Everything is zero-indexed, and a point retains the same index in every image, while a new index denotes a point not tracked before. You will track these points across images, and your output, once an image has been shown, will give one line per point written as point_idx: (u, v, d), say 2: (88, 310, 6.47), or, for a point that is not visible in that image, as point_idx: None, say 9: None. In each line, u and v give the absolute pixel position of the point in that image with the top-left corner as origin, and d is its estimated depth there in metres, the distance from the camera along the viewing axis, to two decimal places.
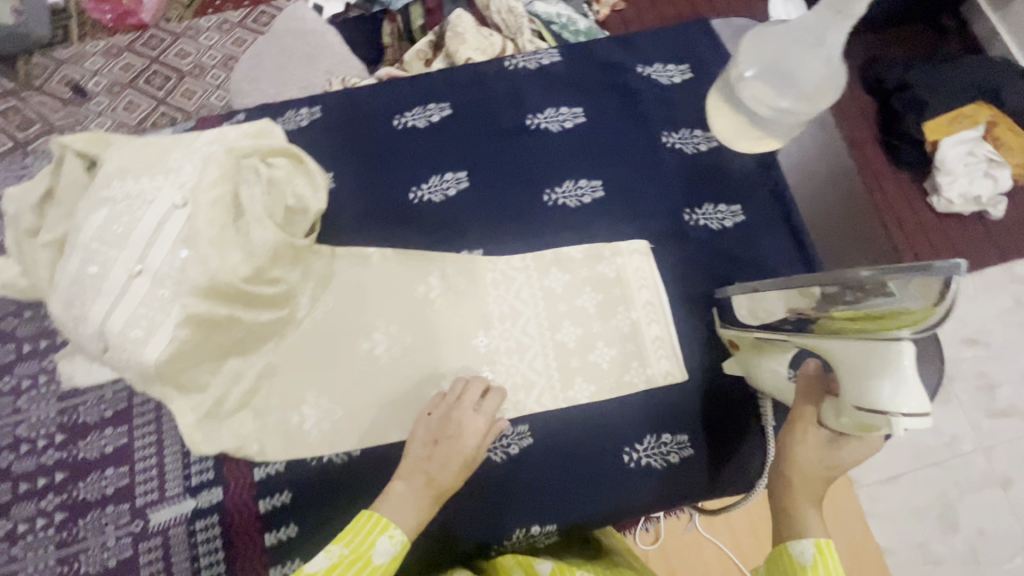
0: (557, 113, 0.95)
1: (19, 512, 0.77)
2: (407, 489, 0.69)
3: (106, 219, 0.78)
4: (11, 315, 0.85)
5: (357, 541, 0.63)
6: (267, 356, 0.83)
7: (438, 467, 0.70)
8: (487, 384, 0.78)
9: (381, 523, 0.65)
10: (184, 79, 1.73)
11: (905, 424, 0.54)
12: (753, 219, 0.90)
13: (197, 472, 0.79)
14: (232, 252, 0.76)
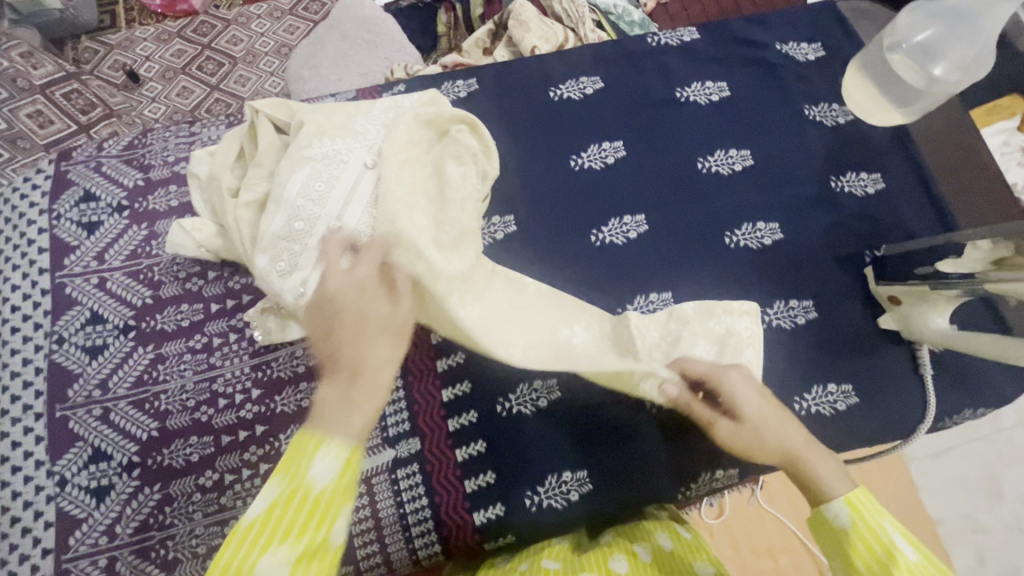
0: (703, 87, 1.01)
1: (223, 463, 0.80)
2: (338, 389, 0.62)
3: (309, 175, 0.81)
4: (195, 276, 0.87)
5: (294, 464, 0.58)
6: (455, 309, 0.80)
7: (362, 354, 0.64)
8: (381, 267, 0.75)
9: (313, 441, 0.58)
10: (237, 65, 1.74)
11: None
12: (893, 186, 0.96)
13: (393, 424, 0.83)
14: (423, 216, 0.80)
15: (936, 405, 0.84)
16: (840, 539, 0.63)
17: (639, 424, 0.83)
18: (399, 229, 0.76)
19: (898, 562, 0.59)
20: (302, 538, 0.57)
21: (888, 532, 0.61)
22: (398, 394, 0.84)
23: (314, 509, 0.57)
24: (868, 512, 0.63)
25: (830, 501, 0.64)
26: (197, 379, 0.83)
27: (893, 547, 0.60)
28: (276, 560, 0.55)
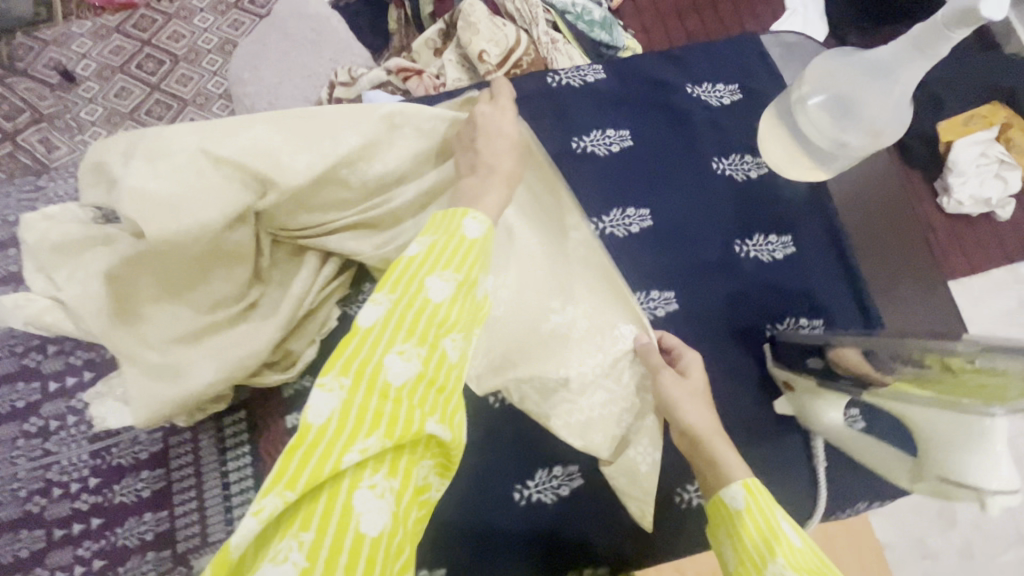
0: (604, 135, 0.91)
1: (55, 560, 0.75)
2: (478, 179, 0.68)
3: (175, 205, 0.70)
4: (34, 351, 0.81)
5: (443, 226, 0.52)
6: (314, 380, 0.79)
7: (490, 155, 0.70)
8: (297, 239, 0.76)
9: (459, 211, 0.54)
10: (178, 64, 1.40)
11: (1001, 503, 0.52)
12: (803, 251, 0.88)
13: (239, 516, 0.77)
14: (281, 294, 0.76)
15: (825, 500, 0.78)
16: (733, 528, 0.56)
17: (506, 516, 0.79)
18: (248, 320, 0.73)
19: (781, 546, 0.51)
20: (456, 277, 0.49)
21: (776, 519, 0.54)
22: (246, 484, 0.78)
23: (416, 315, 0.46)
24: (761, 497, 0.57)
25: (730, 484, 0.59)
26: (30, 467, 0.77)
27: (778, 533, 0.52)
28: (400, 356, 0.44)
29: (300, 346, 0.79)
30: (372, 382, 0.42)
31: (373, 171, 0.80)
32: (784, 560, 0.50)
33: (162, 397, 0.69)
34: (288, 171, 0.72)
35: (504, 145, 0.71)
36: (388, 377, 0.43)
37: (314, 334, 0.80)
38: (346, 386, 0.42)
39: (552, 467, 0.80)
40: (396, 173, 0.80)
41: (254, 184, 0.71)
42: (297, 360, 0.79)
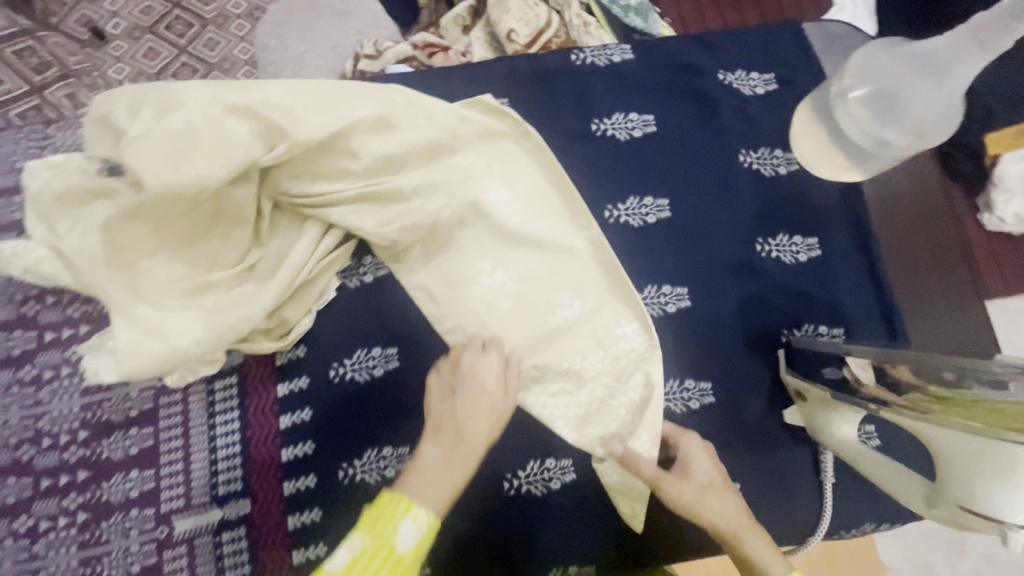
0: (626, 119, 0.87)
1: (40, 509, 0.75)
2: (440, 452, 0.64)
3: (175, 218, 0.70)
4: (32, 300, 0.80)
5: (379, 528, 0.56)
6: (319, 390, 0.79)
7: (464, 419, 0.66)
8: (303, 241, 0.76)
9: (402, 503, 0.58)
10: (206, 27, 1.36)
11: (1021, 539, 0.48)
12: (829, 255, 0.83)
13: (225, 481, 0.76)
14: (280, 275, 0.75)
15: (828, 518, 0.74)
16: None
17: (493, 505, 0.77)
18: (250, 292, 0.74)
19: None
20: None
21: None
22: (233, 449, 0.77)
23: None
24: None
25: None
26: (22, 415, 0.77)
27: None
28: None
29: (296, 315, 0.78)
30: None
31: (381, 146, 0.78)
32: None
33: (145, 354, 0.66)
34: (300, 128, 0.72)
35: (489, 365, 0.69)
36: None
37: (310, 304, 0.79)
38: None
39: (547, 460, 0.77)
40: (405, 152, 0.79)
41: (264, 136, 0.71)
42: (292, 329, 0.78)
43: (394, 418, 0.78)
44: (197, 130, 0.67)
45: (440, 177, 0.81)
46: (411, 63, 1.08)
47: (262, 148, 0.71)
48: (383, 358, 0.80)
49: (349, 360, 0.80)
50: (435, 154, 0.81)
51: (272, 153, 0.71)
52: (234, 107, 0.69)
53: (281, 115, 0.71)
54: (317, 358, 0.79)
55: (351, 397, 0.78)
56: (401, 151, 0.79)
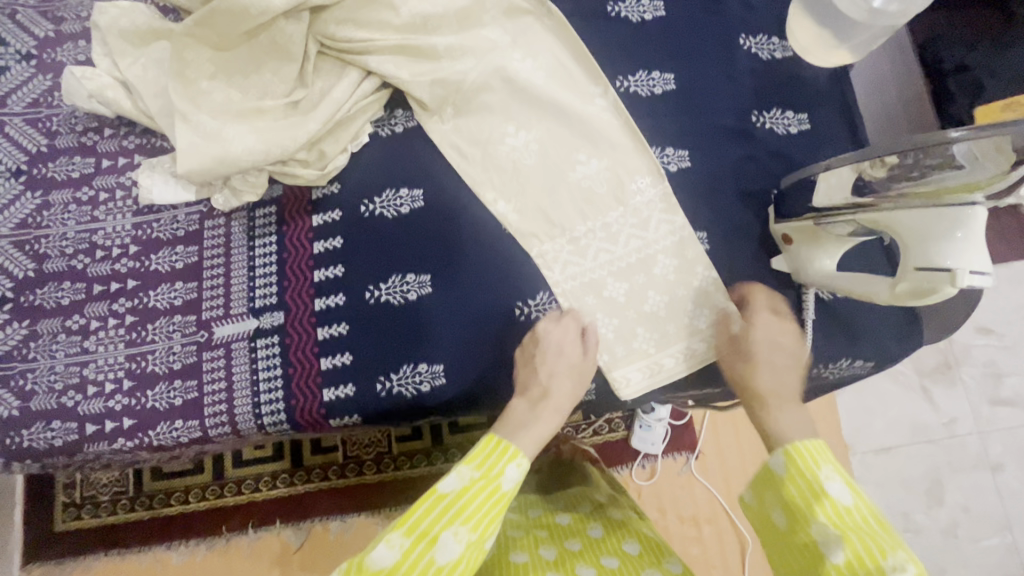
0: (639, 4, 0.95)
1: (91, 311, 0.82)
2: (527, 404, 0.78)
3: (245, 68, 0.81)
4: (92, 131, 0.88)
5: (487, 467, 0.69)
6: (361, 235, 0.86)
7: (547, 379, 0.80)
8: (349, 99, 0.84)
9: (507, 451, 0.71)
10: None
11: (970, 281, 0.58)
12: (818, 129, 0.91)
13: (261, 296, 0.83)
14: (325, 110, 0.82)
15: (808, 349, 0.82)
16: (778, 490, 0.63)
17: (506, 330, 0.84)
18: (291, 121, 0.81)
19: (824, 503, 0.59)
20: (468, 533, 0.64)
21: (823, 477, 0.61)
22: (270, 269, 0.84)
23: (468, 509, 0.65)
24: (804, 459, 0.63)
25: (775, 451, 0.66)
26: (79, 230, 0.84)
27: (826, 492, 0.60)
28: (452, 538, 0.63)
29: (333, 151, 0.85)
30: (423, 552, 0.61)
31: (419, 5, 0.85)
32: (824, 517, 0.58)
33: (205, 154, 0.75)
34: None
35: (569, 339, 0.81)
36: (438, 552, 0.62)
37: (346, 142, 0.86)
38: (406, 547, 0.61)
39: (557, 295, 0.86)
40: (439, 14, 0.87)
41: None
42: (329, 164, 0.86)
43: (420, 250, 0.86)
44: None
45: (470, 41, 0.89)
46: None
47: None
48: (410, 199, 0.88)
49: (380, 199, 0.87)
50: (465, 21, 0.89)
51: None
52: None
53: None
54: (350, 194, 0.87)
55: (381, 230, 0.86)
56: (436, 13, 0.86)
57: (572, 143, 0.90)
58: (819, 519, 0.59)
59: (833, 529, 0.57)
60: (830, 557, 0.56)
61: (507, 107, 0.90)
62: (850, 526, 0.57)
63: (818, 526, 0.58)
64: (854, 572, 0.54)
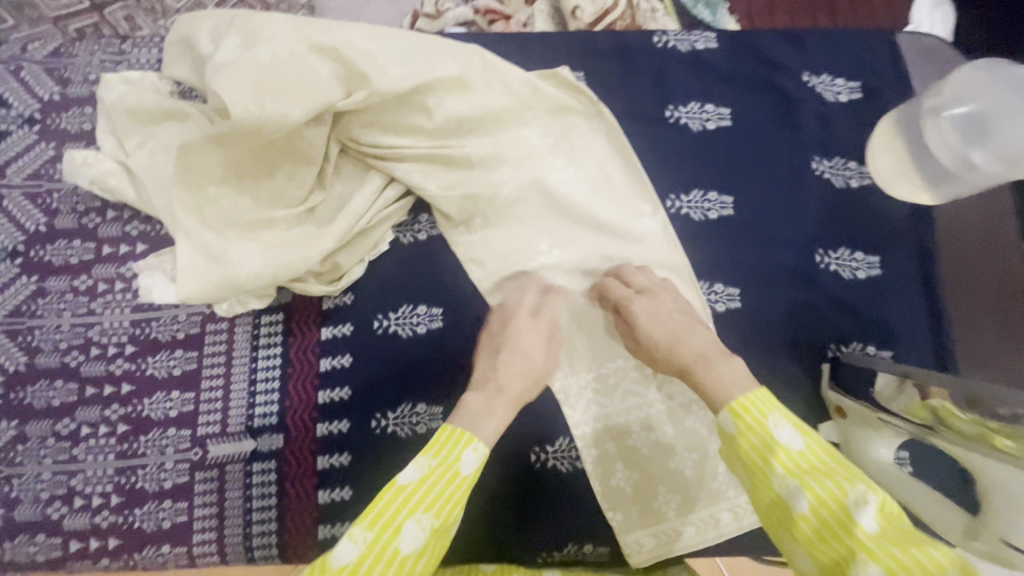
0: (701, 110, 0.85)
1: (82, 415, 0.77)
2: (481, 397, 0.65)
3: (257, 173, 0.73)
4: (94, 213, 0.81)
5: (444, 454, 0.57)
6: (371, 355, 0.79)
7: (505, 376, 0.69)
8: (369, 211, 0.77)
9: (464, 436, 0.59)
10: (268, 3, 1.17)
11: None
12: (889, 275, 0.81)
13: (260, 414, 0.78)
14: (340, 224, 0.74)
15: None
16: (731, 448, 0.55)
17: (518, 476, 0.79)
18: (303, 237, 0.74)
19: (779, 456, 0.51)
20: (432, 523, 0.54)
21: (772, 427, 0.52)
22: (272, 385, 0.78)
23: (431, 494, 0.55)
24: (751, 413, 0.54)
25: (720, 410, 0.56)
26: (74, 322, 0.79)
27: (775, 443, 0.51)
28: (416, 525, 0.53)
29: (349, 263, 0.78)
30: (386, 548, 0.51)
31: (454, 106, 0.76)
32: (783, 469, 0.50)
33: (207, 279, 0.68)
34: (382, 79, 0.70)
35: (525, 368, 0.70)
36: (403, 542, 0.52)
37: (363, 253, 0.79)
38: (369, 541, 0.51)
39: (576, 442, 0.79)
40: (476, 116, 0.77)
41: (344, 79, 0.70)
42: (343, 276, 0.79)
43: (436, 377, 0.79)
44: (282, 67, 0.66)
45: (507, 146, 0.80)
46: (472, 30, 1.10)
47: (339, 91, 0.69)
48: (427, 317, 0.80)
49: (394, 314, 0.80)
50: (503, 122, 0.80)
51: (349, 99, 0.69)
52: (319, 46, 0.68)
53: (364, 61, 0.70)
54: (363, 306, 0.80)
55: (394, 351, 0.79)
56: (473, 115, 0.77)
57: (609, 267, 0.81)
58: (778, 473, 0.50)
59: (793, 480, 0.49)
60: (795, 507, 0.49)
61: (540, 220, 0.81)
62: (809, 473, 0.50)
63: (777, 479, 0.50)
64: (820, 519, 0.48)
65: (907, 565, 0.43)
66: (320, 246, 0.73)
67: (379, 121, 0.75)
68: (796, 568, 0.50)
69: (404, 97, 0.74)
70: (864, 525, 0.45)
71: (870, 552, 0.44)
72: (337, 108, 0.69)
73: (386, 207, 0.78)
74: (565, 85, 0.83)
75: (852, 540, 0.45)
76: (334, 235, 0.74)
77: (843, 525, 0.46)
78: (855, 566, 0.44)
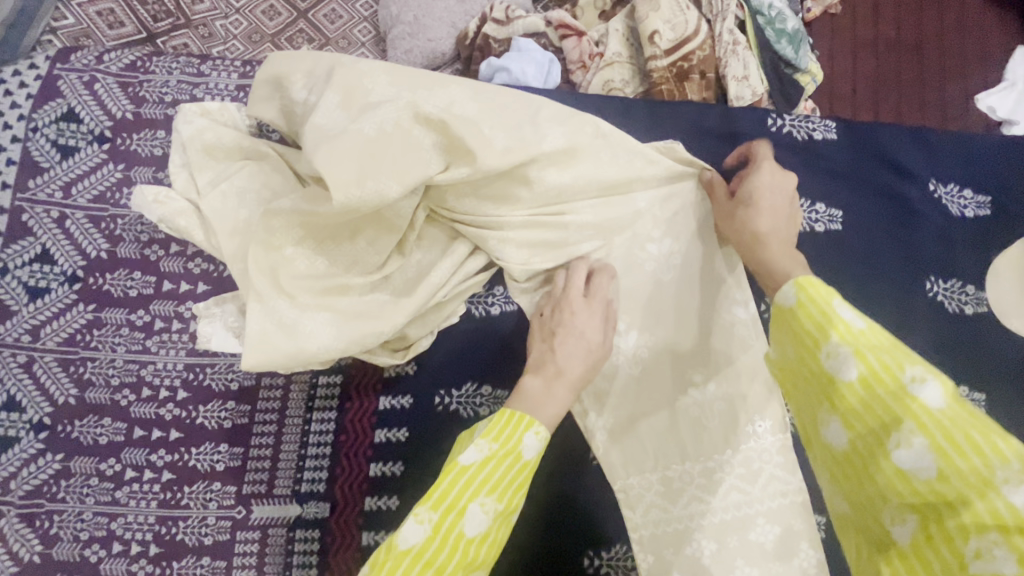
0: (811, 208, 0.78)
1: (128, 457, 0.74)
2: (541, 382, 0.64)
3: (339, 236, 0.68)
4: (157, 244, 0.78)
5: (505, 436, 0.57)
6: (426, 432, 0.75)
7: (565, 358, 0.67)
8: (447, 285, 0.71)
9: (524, 419, 0.58)
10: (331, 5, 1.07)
11: None
12: (995, 415, 0.74)
13: (309, 479, 0.74)
14: (419, 298, 0.69)
15: None
16: (781, 323, 0.48)
17: None
18: (378, 307, 0.69)
19: (837, 325, 0.44)
20: (495, 507, 0.54)
21: (837, 302, 0.45)
22: (323, 450, 0.75)
23: (492, 479, 0.54)
24: (815, 288, 0.46)
25: (781, 288, 0.49)
26: (128, 358, 0.76)
27: (835, 315, 0.44)
28: (479, 509, 0.53)
29: (418, 334, 0.74)
30: (452, 530, 0.52)
31: (555, 181, 0.71)
32: (838, 339, 0.43)
33: (276, 349, 0.64)
34: (488, 153, 0.64)
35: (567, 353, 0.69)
36: (467, 525, 0.52)
37: (434, 325, 0.74)
38: (435, 523, 0.51)
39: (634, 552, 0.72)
40: (575, 192, 0.72)
41: (445, 149, 0.65)
42: (411, 346, 0.75)
43: None
44: (387, 140, 0.61)
45: (604, 225, 0.74)
46: (539, 40, 1.02)
47: (439, 164, 0.64)
48: (491, 398, 0.75)
49: (458, 391, 0.75)
50: (604, 199, 0.74)
51: (447, 174, 0.64)
52: (426, 117, 0.63)
53: (471, 135, 0.64)
54: (425, 379, 0.76)
55: (451, 431, 0.74)
56: (571, 194, 0.72)
57: (689, 358, 0.75)
58: (832, 342, 0.43)
59: (846, 346, 0.43)
60: (841, 376, 0.43)
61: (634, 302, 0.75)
62: (869, 346, 0.42)
63: (827, 349, 0.44)
64: (870, 390, 0.41)
65: (961, 445, 0.36)
66: (396, 321, 0.68)
67: (473, 192, 0.69)
68: (825, 445, 0.45)
69: (505, 174, 0.68)
70: (924, 398, 0.39)
71: (920, 422, 0.38)
72: (434, 181, 0.64)
73: (465, 281, 0.73)
74: (675, 162, 0.76)
75: (905, 411, 0.39)
76: (411, 308, 0.69)
77: (895, 396, 0.40)
78: (898, 435, 0.39)
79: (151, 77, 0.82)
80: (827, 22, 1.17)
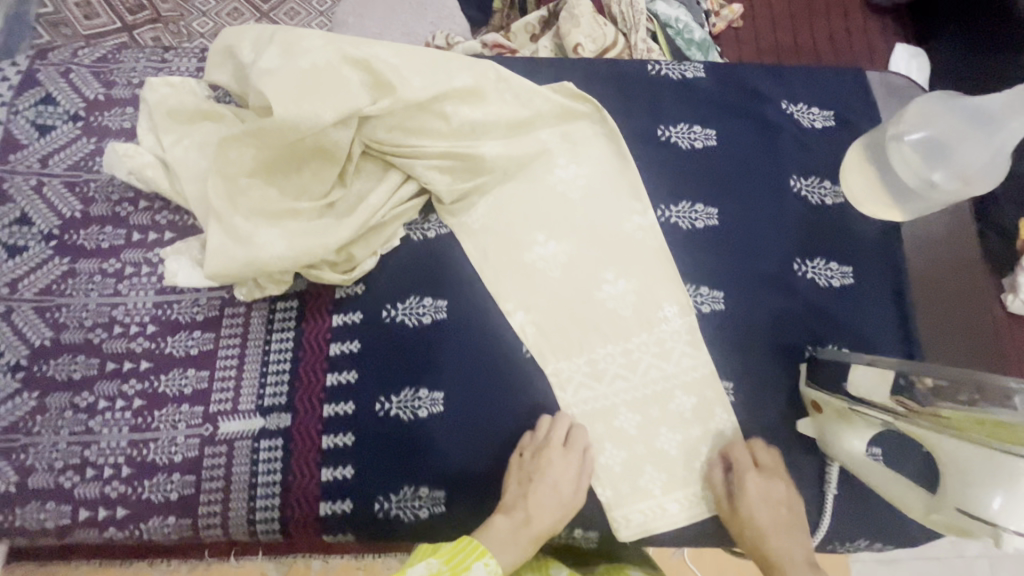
0: (690, 130, 0.94)
1: (100, 389, 0.81)
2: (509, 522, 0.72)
3: (288, 167, 0.80)
4: (127, 202, 0.88)
5: (457, 560, 0.64)
6: (375, 339, 0.83)
7: (536, 506, 0.74)
8: (385, 205, 0.83)
9: (476, 550, 0.65)
10: None
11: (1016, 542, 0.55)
12: (863, 283, 0.87)
13: (270, 394, 0.82)
14: (360, 214, 0.81)
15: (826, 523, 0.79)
16: None
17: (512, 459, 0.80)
18: (324, 226, 0.80)
19: None
20: None
21: None
22: (283, 366, 0.83)
23: None
24: None
25: None
26: (100, 301, 0.84)
27: None
28: None
29: (362, 255, 0.85)
30: None
31: (470, 116, 0.85)
32: None
33: (234, 257, 0.75)
34: (406, 88, 0.79)
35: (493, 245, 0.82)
36: None
37: (377, 246, 0.85)
38: None
39: None
40: (488, 123, 0.86)
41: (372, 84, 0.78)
42: (356, 266, 0.85)
43: (435, 364, 0.82)
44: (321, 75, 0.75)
45: (515, 150, 0.88)
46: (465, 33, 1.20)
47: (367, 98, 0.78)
48: (433, 308, 0.85)
49: (402, 304, 0.85)
50: (517, 129, 0.88)
51: (375, 105, 0.78)
52: (353, 59, 0.78)
53: (390, 72, 0.79)
54: (372, 295, 0.85)
55: (399, 338, 0.83)
56: (485, 123, 0.85)
57: (601, 258, 0.87)
58: None
59: None
60: None
61: (542, 209, 0.88)
62: None
63: None
64: None
65: None
66: (339, 233, 0.78)
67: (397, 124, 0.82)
68: None
69: (425, 108, 0.82)
70: None
71: None
72: (364, 112, 0.77)
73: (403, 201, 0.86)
74: (570, 95, 0.92)
75: None
76: (352, 222, 0.80)
77: None
78: None
79: (119, 68, 0.95)
80: (734, 34, 1.34)
